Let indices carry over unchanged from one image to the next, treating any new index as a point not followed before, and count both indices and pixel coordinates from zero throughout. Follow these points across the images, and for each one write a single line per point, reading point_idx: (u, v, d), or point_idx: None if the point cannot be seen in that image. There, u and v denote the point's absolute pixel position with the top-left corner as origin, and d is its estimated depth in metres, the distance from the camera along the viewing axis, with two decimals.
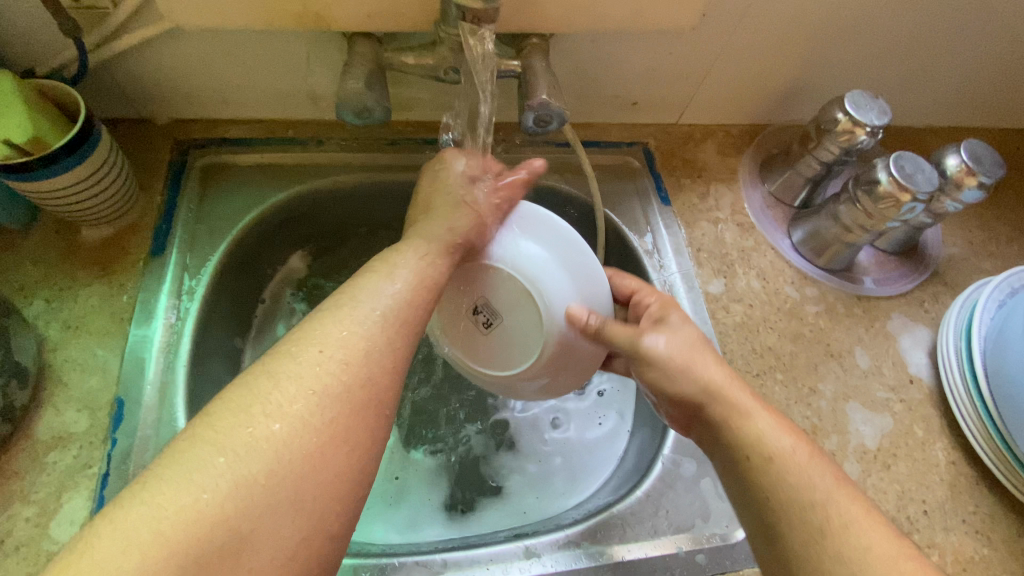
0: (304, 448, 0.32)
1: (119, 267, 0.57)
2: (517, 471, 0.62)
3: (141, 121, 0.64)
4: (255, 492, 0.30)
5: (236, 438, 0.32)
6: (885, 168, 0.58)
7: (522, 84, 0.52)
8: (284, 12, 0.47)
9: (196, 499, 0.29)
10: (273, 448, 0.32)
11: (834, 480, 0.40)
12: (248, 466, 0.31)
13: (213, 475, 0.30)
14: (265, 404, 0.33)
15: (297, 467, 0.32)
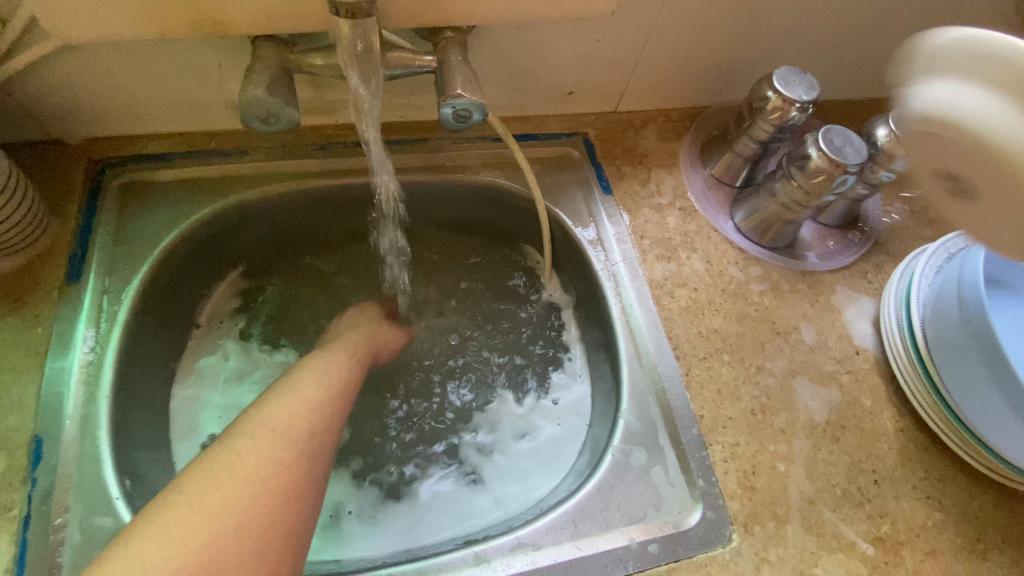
0: (258, 504, 0.40)
1: (33, 297, 0.54)
2: (471, 472, 0.61)
3: (52, 143, 0.61)
4: (218, 547, 0.37)
5: (201, 498, 0.39)
6: (814, 144, 0.58)
7: (439, 79, 0.51)
8: (177, 17, 0.45)
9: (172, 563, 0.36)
10: (232, 506, 0.39)
11: None
12: (216, 522, 0.38)
13: (179, 530, 0.38)
14: (228, 470, 0.41)
15: (252, 520, 0.39)
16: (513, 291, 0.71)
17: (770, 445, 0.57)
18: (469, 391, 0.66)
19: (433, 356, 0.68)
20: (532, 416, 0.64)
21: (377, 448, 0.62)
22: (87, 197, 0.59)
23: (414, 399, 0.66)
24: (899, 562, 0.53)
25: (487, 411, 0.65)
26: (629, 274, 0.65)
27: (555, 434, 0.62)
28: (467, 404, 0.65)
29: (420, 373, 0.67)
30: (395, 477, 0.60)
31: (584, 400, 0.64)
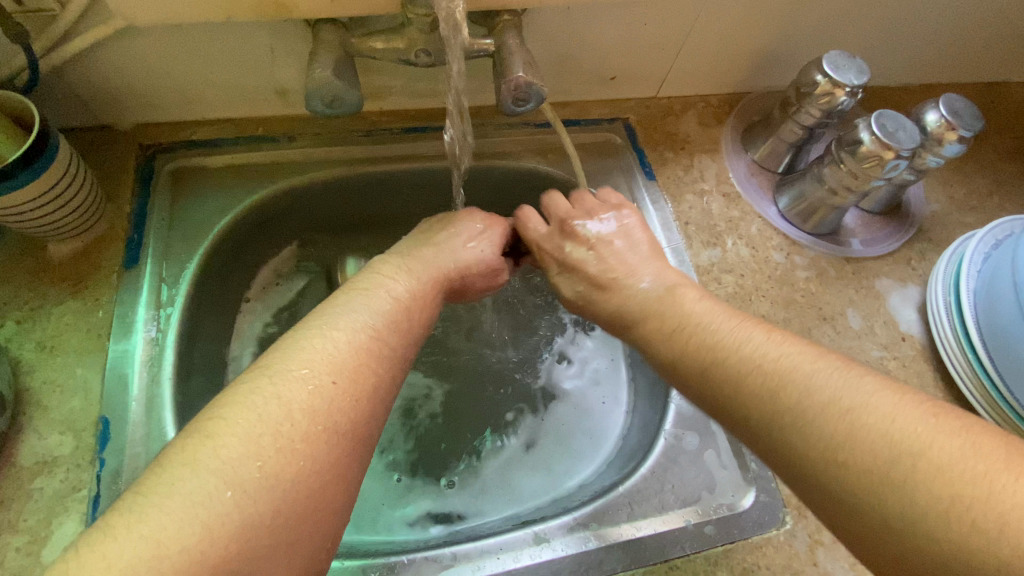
0: (301, 489, 0.34)
1: (91, 282, 0.54)
2: (512, 456, 0.61)
3: (101, 128, 0.61)
4: (260, 530, 0.32)
5: (243, 474, 0.32)
6: (868, 128, 0.58)
7: (497, 64, 0.50)
8: (242, 2, 0.45)
9: (194, 539, 0.30)
10: (274, 487, 0.33)
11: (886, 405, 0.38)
12: (256, 507, 0.32)
13: (220, 512, 0.31)
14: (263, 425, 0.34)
15: (296, 500, 0.33)
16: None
17: None
18: (508, 375, 0.66)
19: (471, 342, 0.68)
20: (569, 401, 0.64)
21: (417, 430, 0.63)
22: (139, 183, 0.59)
23: (453, 384, 0.66)
24: None
25: (526, 395, 0.65)
26: (675, 260, 0.65)
27: (593, 420, 0.63)
28: (507, 387, 0.65)
29: (461, 359, 0.67)
30: (438, 458, 0.61)
31: (620, 387, 0.65)
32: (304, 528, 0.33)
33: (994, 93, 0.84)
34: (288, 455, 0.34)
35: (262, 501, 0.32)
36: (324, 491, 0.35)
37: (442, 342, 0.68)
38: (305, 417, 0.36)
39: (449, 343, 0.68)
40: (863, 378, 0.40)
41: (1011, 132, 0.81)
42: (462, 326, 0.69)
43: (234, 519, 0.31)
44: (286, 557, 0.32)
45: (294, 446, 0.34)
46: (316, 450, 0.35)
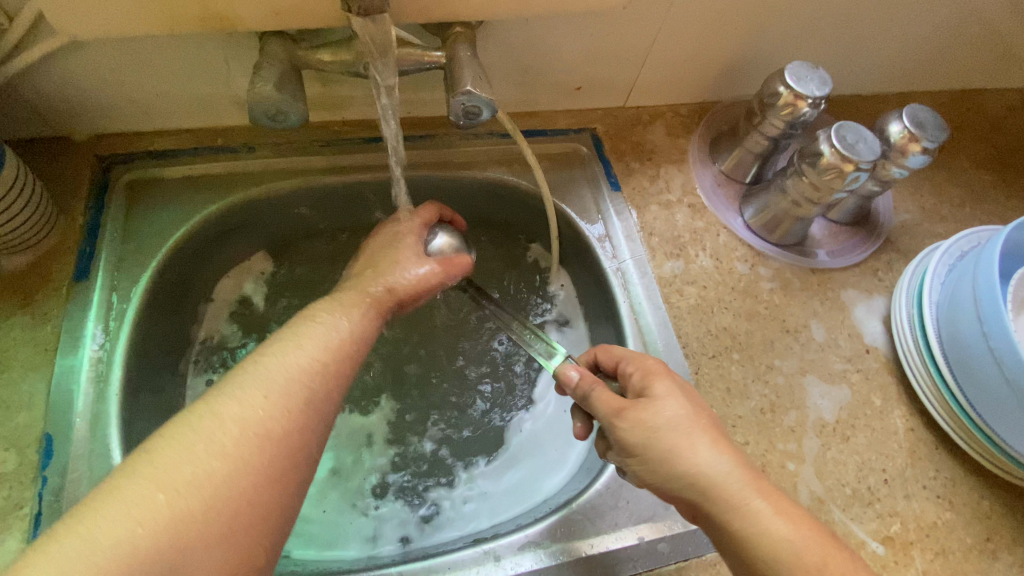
0: (237, 487, 0.35)
1: (41, 295, 0.54)
2: (469, 467, 0.61)
3: (57, 139, 0.60)
4: (190, 525, 0.33)
5: (178, 476, 0.34)
6: (827, 140, 0.57)
7: (448, 76, 0.50)
8: (184, 15, 0.44)
9: (131, 533, 0.32)
10: (211, 485, 0.34)
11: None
12: (186, 503, 0.33)
13: (151, 509, 0.33)
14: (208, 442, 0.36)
15: (231, 500, 0.35)
16: (513, 280, 0.72)
17: (779, 444, 0.57)
18: (458, 384, 0.66)
19: (420, 352, 0.68)
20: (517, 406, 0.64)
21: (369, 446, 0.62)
22: (94, 194, 0.59)
23: (403, 396, 0.65)
24: (908, 561, 0.53)
25: (476, 403, 0.65)
26: (638, 271, 0.64)
27: (542, 424, 0.63)
28: (458, 396, 0.65)
29: (410, 370, 0.67)
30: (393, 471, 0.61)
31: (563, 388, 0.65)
32: (234, 526, 0.35)
33: (967, 101, 0.84)
34: (218, 456, 0.36)
35: (193, 498, 0.34)
36: (262, 491, 0.36)
37: (391, 354, 0.68)
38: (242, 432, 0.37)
39: (402, 355, 0.68)
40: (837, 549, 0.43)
41: (982, 141, 0.81)
42: (414, 337, 0.68)
43: (163, 514, 0.33)
44: (216, 558, 0.34)
45: (223, 448, 0.36)
46: (248, 451, 0.36)
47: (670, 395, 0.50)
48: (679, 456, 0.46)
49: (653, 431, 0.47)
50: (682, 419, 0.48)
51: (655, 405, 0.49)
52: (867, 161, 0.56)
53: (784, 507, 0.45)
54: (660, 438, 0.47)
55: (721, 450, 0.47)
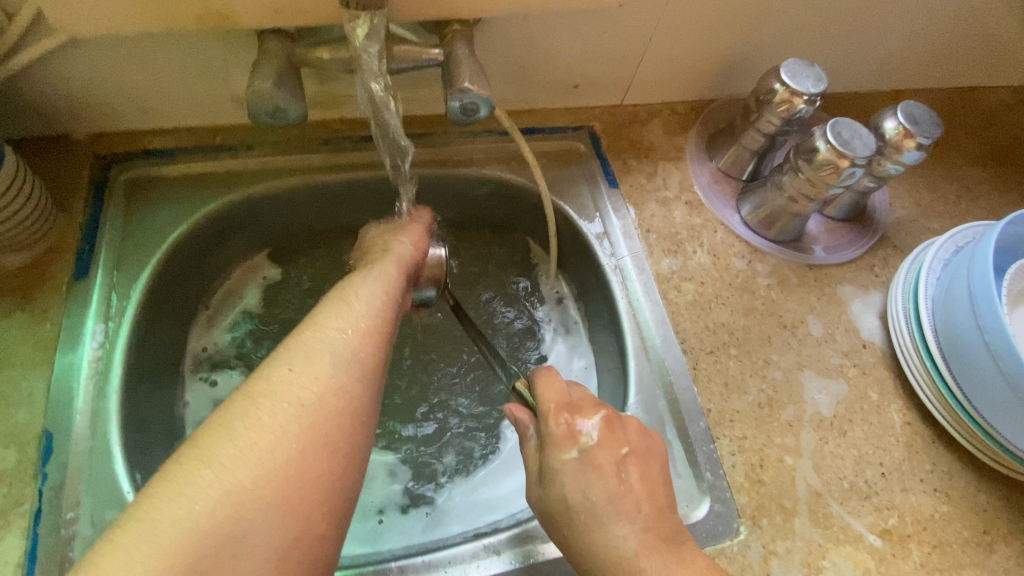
0: (284, 454, 0.34)
1: (41, 293, 0.54)
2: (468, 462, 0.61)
3: (55, 138, 0.60)
4: (244, 498, 0.32)
5: (221, 451, 0.33)
6: (823, 136, 0.58)
7: (446, 73, 0.50)
8: (183, 13, 0.45)
9: (186, 511, 0.31)
10: (256, 456, 0.34)
11: None
12: (236, 475, 0.33)
13: (201, 486, 0.32)
14: (245, 418, 0.35)
15: (280, 473, 0.34)
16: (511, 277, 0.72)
17: (777, 439, 0.57)
18: (451, 381, 0.66)
19: (414, 349, 0.68)
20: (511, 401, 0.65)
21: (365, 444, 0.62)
22: (93, 193, 0.59)
23: (398, 394, 0.65)
24: (906, 554, 0.53)
25: (469, 398, 0.65)
26: (636, 268, 0.65)
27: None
28: (456, 392, 0.66)
29: (404, 367, 0.67)
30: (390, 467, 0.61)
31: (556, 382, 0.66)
32: (289, 495, 0.33)
33: (961, 99, 0.85)
34: (258, 429, 0.35)
35: (242, 470, 0.33)
36: (309, 458, 0.35)
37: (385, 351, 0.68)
38: (282, 405, 0.36)
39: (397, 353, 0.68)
40: None
41: (977, 138, 0.81)
42: (408, 334, 0.69)
43: (216, 491, 0.32)
44: (278, 526, 0.32)
45: (263, 423, 0.35)
46: (288, 422, 0.36)
47: (576, 471, 0.42)
48: (576, 540, 0.41)
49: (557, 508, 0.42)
50: (584, 502, 0.41)
51: (562, 482, 0.42)
52: (863, 157, 0.57)
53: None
54: (568, 518, 0.42)
55: (633, 532, 0.40)
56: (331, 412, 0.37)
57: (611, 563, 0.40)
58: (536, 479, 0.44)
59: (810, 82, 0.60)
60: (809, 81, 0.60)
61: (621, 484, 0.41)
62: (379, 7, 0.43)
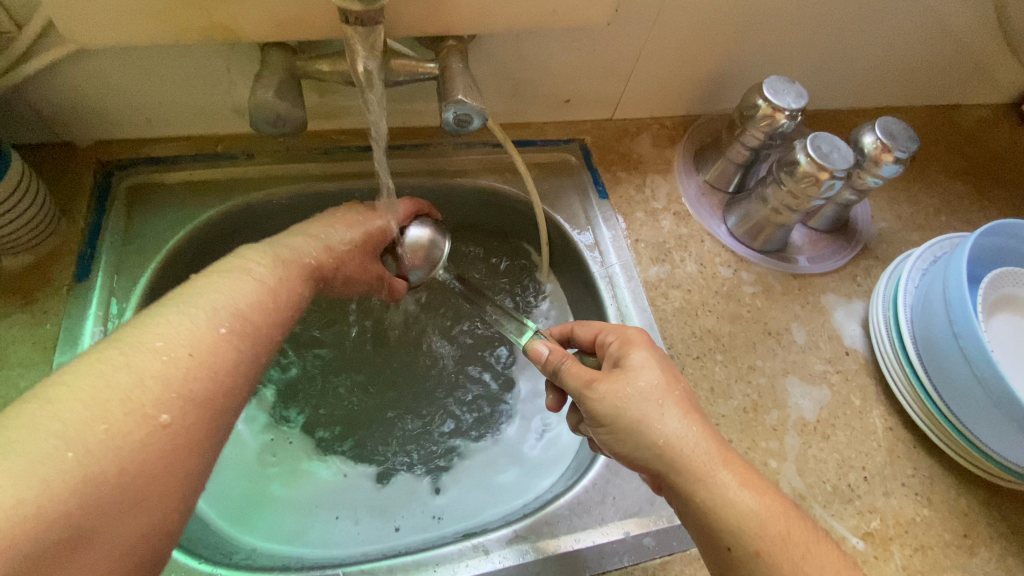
0: (159, 451, 0.36)
1: (42, 295, 0.55)
2: (453, 469, 0.62)
3: (61, 145, 0.62)
4: (103, 488, 0.33)
5: (87, 435, 0.34)
6: (803, 150, 0.60)
7: (441, 86, 0.53)
8: (189, 26, 0.47)
9: (40, 498, 0.31)
10: (129, 449, 0.35)
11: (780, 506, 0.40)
12: (97, 463, 0.33)
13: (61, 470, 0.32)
14: (121, 400, 0.36)
15: (148, 469, 0.35)
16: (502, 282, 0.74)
17: (761, 442, 0.58)
18: (439, 388, 0.67)
19: (399, 354, 0.69)
20: (497, 406, 0.66)
21: (353, 452, 0.63)
22: (95, 198, 0.60)
23: (385, 402, 0.66)
24: (888, 556, 0.55)
25: (456, 405, 0.66)
26: (625, 276, 0.66)
27: (518, 425, 0.65)
28: (442, 399, 0.66)
29: (386, 376, 0.67)
30: (378, 471, 0.62)
31: (536, 394, 0.67)
32: (151, 488, 0.35)
33: (941, 116, 0.88)
34: (138, 420, 0.36)
35: (107, 460, 0.34)
36: (179, 459, 0.37)
37: (371, 359, 0.68)
38: (172, 397, 0.38)
39: (386, 359, 0.68)
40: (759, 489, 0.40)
41: (956, 153, 0.84)
42: (396, 341, 0.69)
43: (74, 474, 0.33)
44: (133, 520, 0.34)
45: (146, 413, 0.36)
46: (173, 414, 0.37)
47: (650, 361, 0.45)
48: (649, 424, 0.42)
49: (633, 395, 0.43)
50: (664, 384, 0.44)
51: (638, 374, 0.44)
52: (840, 170, 0.59)
53: (757, 479, 0.41)
54: (647, 401, 0.43)
55: (694, 419, 0.43)
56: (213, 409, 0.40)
57: (687, 449, 0.41)
58: (606, 375, 0.45)
59: (788, 97, 0.63)
60: (785, 97, 0.63)
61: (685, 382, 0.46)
62: (376, 23, 0.42)
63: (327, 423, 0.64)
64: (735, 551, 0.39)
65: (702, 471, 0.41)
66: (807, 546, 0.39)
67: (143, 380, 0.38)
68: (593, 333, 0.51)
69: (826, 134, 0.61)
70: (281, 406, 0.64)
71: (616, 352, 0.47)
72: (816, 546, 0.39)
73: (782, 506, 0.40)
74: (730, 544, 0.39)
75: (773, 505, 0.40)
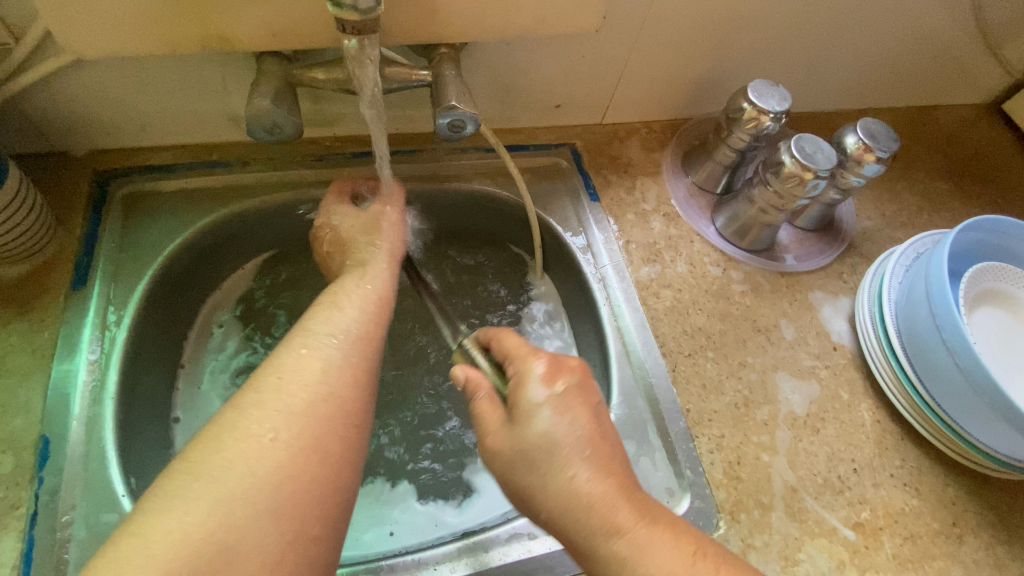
0: (272, 460, 0.36)
1: (39, 303, 0.55)
2: (450, 473, 0.62)
3: (57, 155, 0.63)
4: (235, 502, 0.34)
5: (209, 463, 0.35)
6: (788, 151, 0.62)
7: (434, 92, 0.54)
8: (187, 36, 0.47)
9: (178, 523, 0.32)
10: (248, 461, 0.36)
11: (687, 565, 0.36)
12: (226, 486, 0.34)
13: (188, 496, 0.33)
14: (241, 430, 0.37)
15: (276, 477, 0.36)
16: (498, 283, 0.75)
17: (753, 437, 0.60)
18: (437, 390, 0.68)
19: (396, 359, 0.69)
20: None
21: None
22: (92, 207, 0.61)
23: (383, 404, 0.66)
24: (879, 546, 0.56)
25: (454, 405, 0.67)
26: (617, 276, 0.68)
27: None
28: (440, 403, 0.67)
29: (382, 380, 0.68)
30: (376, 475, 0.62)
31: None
32: (285, 500, 0.35)
33: (922, 117, 0.90)
34: (249, 438, 0.37)
35: (224, 477, 0.35)
36: (302, 466, 0.37)
37: (369, 362, 0.69)
38: (273, 415, 0.38)
39: (385, 362, 0.69)
40: (659, 549, 0.36)
41: (937, 153, 0.86)
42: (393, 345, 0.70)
43: (201, 497, 0.33)
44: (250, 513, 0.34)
45: (256, 434, 0.37)
46: (276, 427, 0.38)
47: (561, 400, 0.42)
48: (539, 489, 0.40)
49: (517, 454, 0.41)
50: (542, 437, 0.40)
51: (540, 417, 0.41)
52: (824, 170, 0.61)
53: (659, 535, 0.37)
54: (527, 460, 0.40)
55: (604, 474, 0.39)
56: (319, 416, 0.40)
57: (587, 506, 0.38)
58: (502, 424, 0.42)
59: (773, 100, 0.64)
60: (771, 100, 0.64)
61: (573, 420, 0.41)
62: (373, 32, 0.43)
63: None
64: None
65: (589, 544, 0.38)
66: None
67: (244, 408, 0.38)
68: (504, 354, 0.47)
69: (810, 135, 0.63)
70: None
71: (513, 383, 0.44)
72: None
73: (690, 559, 0.36)
74: None
75: (684, 565, 0.36)
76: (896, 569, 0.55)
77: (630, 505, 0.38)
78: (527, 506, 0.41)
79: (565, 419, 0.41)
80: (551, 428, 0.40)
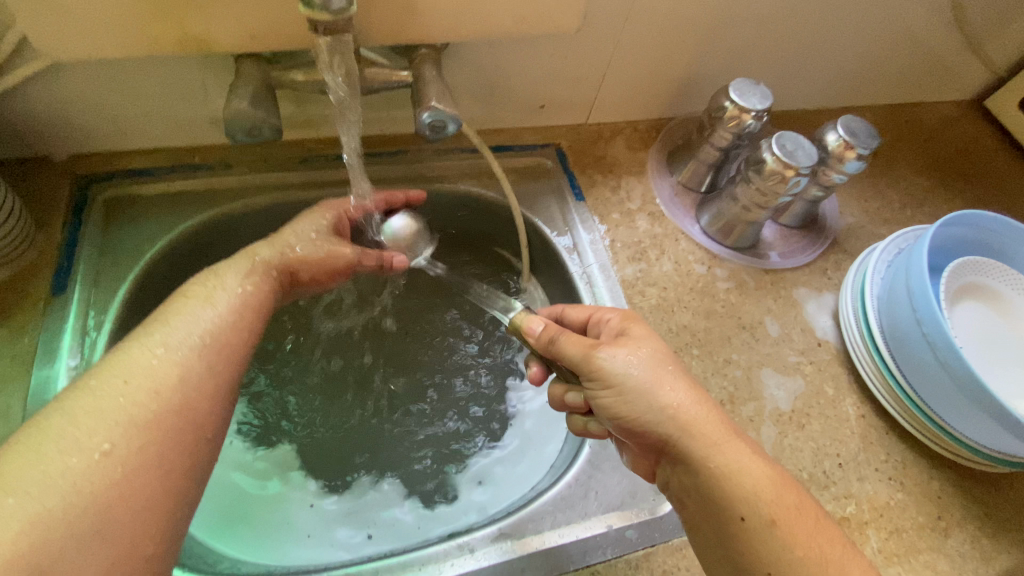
0: None
1: (18, 309, 0.55)
2: (436, 475, 0.62)
3: (37, 160, 0.62)
4: None
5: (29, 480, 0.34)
6: (769, 149, 0.62)
7: (415, 93, 0.54)
8: (163, 39, 0.47)
9: (12, 537, 0.32)
10: None
11: (773, 472, 0.42)
12: (41, 503, 0.34)
13: None
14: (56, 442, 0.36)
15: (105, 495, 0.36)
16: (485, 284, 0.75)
17: None
18: (424, 391, 0.67)
19: (383, 362, 0.69)
20: (480, 409, 0.66)
21: (338, 458, 0.63)
22: (72, 212, 0.60)
23: (370, 406, 0.66)
24: (864, 540, 0.56)
25: (440, 406, 0.66)
26: (603, 275, 0.68)
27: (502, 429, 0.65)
28: (427, 405, 0.67)
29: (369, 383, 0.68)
30: (363, 480, 0.62)
31: (520, 390, 0.68)
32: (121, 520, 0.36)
33: (905, 115, 0.91)
34: (83, 453, 0.36)
35: None
36: (144, 478, 0.37)
37: (355, 364, 0.69)
38: (110, 423, 0.38)
39: (370, 364, 0.69)
40: (766, 460, 0.42)
41: (919, 150, 0.87)
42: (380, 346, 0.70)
43: None
44: None
45: (88, 444, 0.37)
46: (115, 440, 0.37)
47: (647, 335, 0.47)
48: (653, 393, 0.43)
49: (625, 372, 0.44)
50: (636, 359, 0.44)
51: (632, 343, 0.46)
52: (805, 167, 0.61)
53: (751, 446, 0.43)
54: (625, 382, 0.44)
55: (695, 388, 0.44)
56: (166, 430, 0.39)
57: (693, 415, 0.42)
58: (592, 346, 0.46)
59: (755, 98, 0.65)
60: (753, 99, 0.65)
61: (665, 347, 0.46)
62: (347, 33, 0.43)
63: (312, 430, 0.64)
64: (748, 521, 0.40)
65: (704, 449, 0.41)
66: (805, 511, 0.40)
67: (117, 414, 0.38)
68: (583, 316, 0.52)
69: (791, 133, 0.63)
70: (266, 417, 0.64)
71: (616, 328, 0.49)
72: (816, 517, 0.41)
73: (777, 472, 0.42)
74: (743, 516, 0.40)
75: (774, 470, 0.42)
76: (882, 564, 0.55)
77: (722, 419, 0.43)
78: (637, 430, 0.44)
79: (656, 345, 0.46)
80: (645, 352, 0.45)
